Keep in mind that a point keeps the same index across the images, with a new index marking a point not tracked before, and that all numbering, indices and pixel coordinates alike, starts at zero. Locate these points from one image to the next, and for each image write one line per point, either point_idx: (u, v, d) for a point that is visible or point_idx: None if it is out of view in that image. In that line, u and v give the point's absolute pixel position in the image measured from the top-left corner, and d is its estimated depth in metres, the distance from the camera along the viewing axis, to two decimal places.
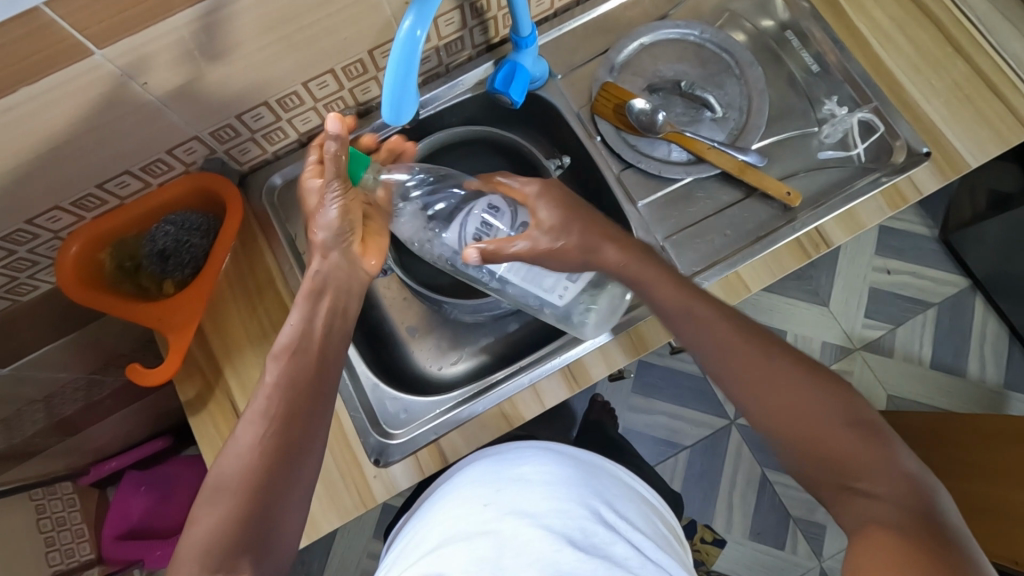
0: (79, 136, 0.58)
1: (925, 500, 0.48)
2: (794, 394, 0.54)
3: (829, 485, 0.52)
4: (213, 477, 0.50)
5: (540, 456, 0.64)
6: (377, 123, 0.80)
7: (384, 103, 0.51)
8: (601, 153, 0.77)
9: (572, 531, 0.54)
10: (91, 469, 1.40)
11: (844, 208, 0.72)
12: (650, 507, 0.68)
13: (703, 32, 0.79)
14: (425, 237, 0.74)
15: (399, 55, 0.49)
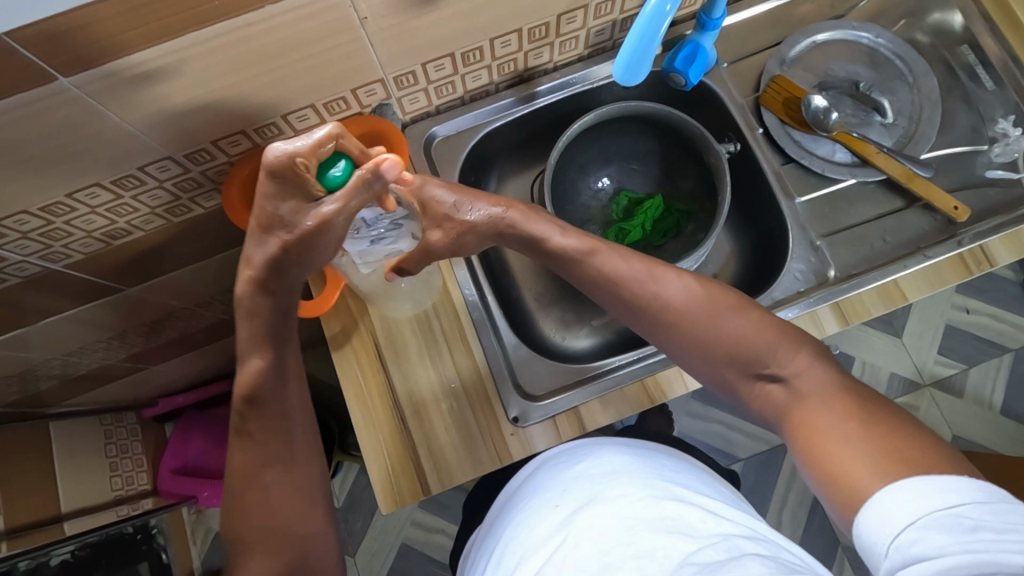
0: (289, 61, 0.60)
1: (826, 367, 0.57)
2: (688, 299, 0.62)
3: (745, 377, 0.60)
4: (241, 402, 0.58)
5: (593, 452, 0.66)
6: (537, 90, 0.80)
7: (618, 67, 0.53)
8: (762, 146, 0.77)
9: (642, 511, 0.55)
10: (158, 402, 1.43)
11: (1011, 228, 0.71)
12: (713, 476, 0.70)
13: (878, 36, 0.78)
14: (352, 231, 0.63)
15: (642, 27, 0.51)
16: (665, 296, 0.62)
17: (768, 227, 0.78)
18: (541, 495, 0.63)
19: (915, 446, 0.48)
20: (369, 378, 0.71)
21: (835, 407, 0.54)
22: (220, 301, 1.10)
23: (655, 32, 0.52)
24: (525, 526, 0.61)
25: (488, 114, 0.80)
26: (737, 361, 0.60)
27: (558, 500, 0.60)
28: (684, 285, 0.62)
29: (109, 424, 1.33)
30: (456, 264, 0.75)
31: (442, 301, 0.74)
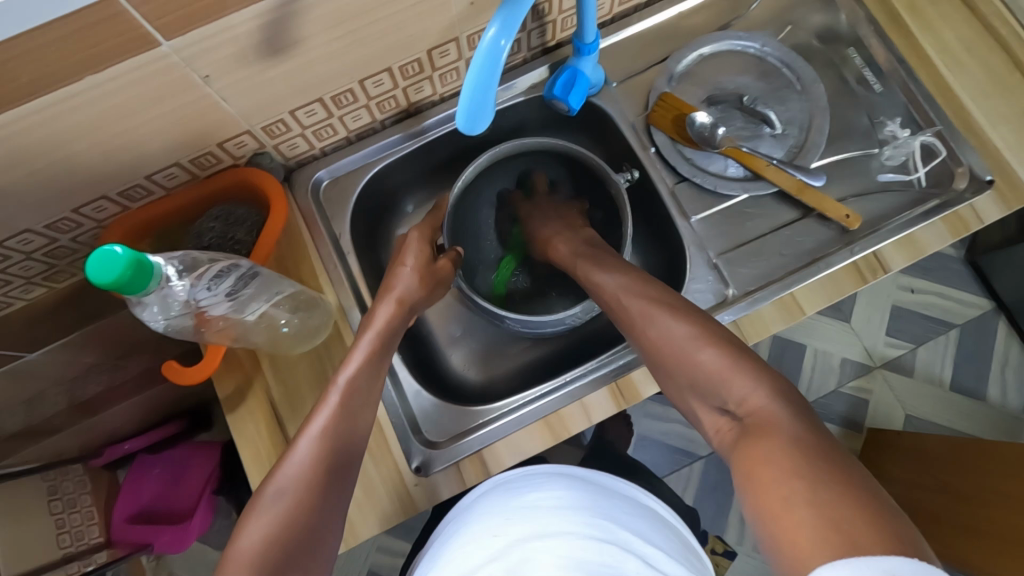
0: (135, 125, 0.57)
1: (785, 404, 0.49)
2: (698, 336, 0.57)
3: (708, 408, 0.55)
4: (274, 482, 0.54)
5: (550, 482, 0.62)
6: (424, 125, 0.78)
7: (460, 112, 0.49)
8: (656, 165, 0.76)
9: (583, 555, 0.52)
10: (104, 450, 1.31)
11: (903, 233, 0.70)
12: (669, 526, 0.66)
13: (764, 45, 0.77)
14: (188, 302, 0.55)
15: (481, 64, 0.47)
16: (668, 335, 0.59)
17: (671, 246, 0.77)
18: (483, 519, 0.59)
19: (865, 522, 0.38)
20: (266, 439, 0.69)
21: (781, 444, 0.45)
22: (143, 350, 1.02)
23: (496, 71, 0.48)
24: (461, 549, 0.57)
25: (377, 151, 0.78)
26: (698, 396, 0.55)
27: (496, 530, 0.56)
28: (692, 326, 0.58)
29: (53, 479, 1.20)
30: (349, 310, 0.73)
31: (338, 352, 0.71)
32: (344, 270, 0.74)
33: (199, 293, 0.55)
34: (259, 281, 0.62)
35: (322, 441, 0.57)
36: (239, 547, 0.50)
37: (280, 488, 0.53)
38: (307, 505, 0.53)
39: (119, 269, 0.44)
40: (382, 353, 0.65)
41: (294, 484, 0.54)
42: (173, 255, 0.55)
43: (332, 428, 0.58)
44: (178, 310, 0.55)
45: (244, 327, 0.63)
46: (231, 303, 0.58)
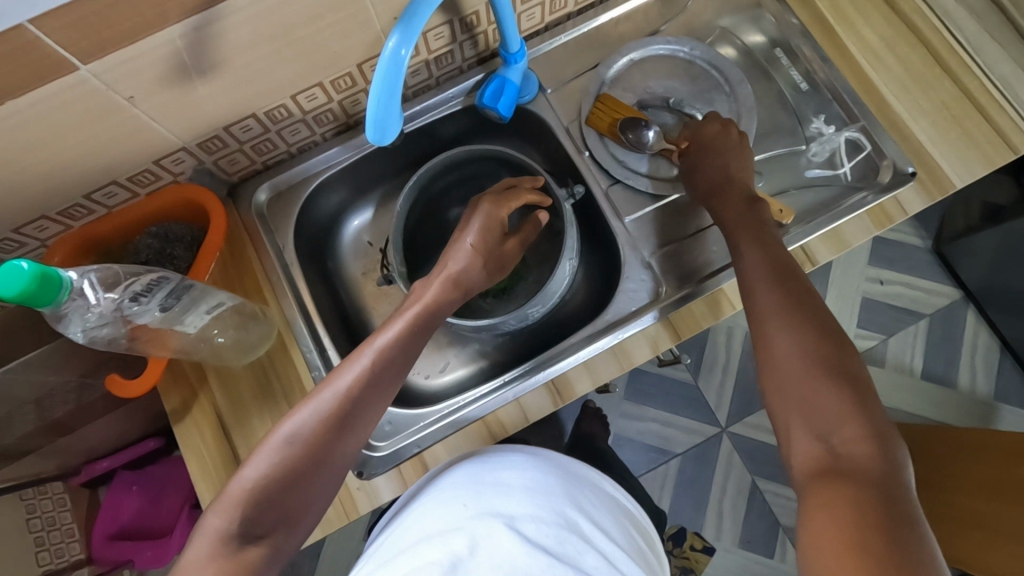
0: (65, 147, 0.58)
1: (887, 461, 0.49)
2: (806, 348, 0.56)
3: (805, 432, 0.53)
4: (283, 429, 0.55)
5: (525, 461, 0.63)
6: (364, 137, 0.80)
7: (368, 123, 0.51)
8: (590, 168, 0.78)
9: (543, 541, 0.53)
10: (82, 469, 1.32)
11: (829, 227, 0.72)
12: (629, 517, 0.67)
13: (692, 49, 0.80)
14: (108, 314, 0.57)
15: (383, 75, 0.48)
16: (777, 340, 0.57)
17: (607, 246, 0.79)
18: (450, 490, 0.60)
19: None
20: (212, 449, 0.70)
21: (857, 493, 0.46)
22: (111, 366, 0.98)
23: (398, 82, 0.50)
24: (431, 509, 0.58)
25: (320, 164, 0.80)
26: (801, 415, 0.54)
27: (468, 499, 0.57)
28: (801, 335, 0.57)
29: (31, 499, 1.23)
30: (293, 320, 0.74)
31: (281, 361, 0.73)
32: (288, 282, 0.76)
33: (119, 303, 0.57)
34: (193, 294, 0.64)
35: (337, 402, 0.56)
36: (239, 481, 0.53)
37: (290, 436, 0.54)
38: (308, 459, 0.54)
39: (24, 281, 0.45)
40: (417, 331, 0.63)
41: (304, 436, 0.54)
42: (93, 267, 0.57)
43: (359, 392, 0.57)
44: (101, 321, 0.57)
45: (184, 339, 0.65)
46: (161, 314, 0.60)
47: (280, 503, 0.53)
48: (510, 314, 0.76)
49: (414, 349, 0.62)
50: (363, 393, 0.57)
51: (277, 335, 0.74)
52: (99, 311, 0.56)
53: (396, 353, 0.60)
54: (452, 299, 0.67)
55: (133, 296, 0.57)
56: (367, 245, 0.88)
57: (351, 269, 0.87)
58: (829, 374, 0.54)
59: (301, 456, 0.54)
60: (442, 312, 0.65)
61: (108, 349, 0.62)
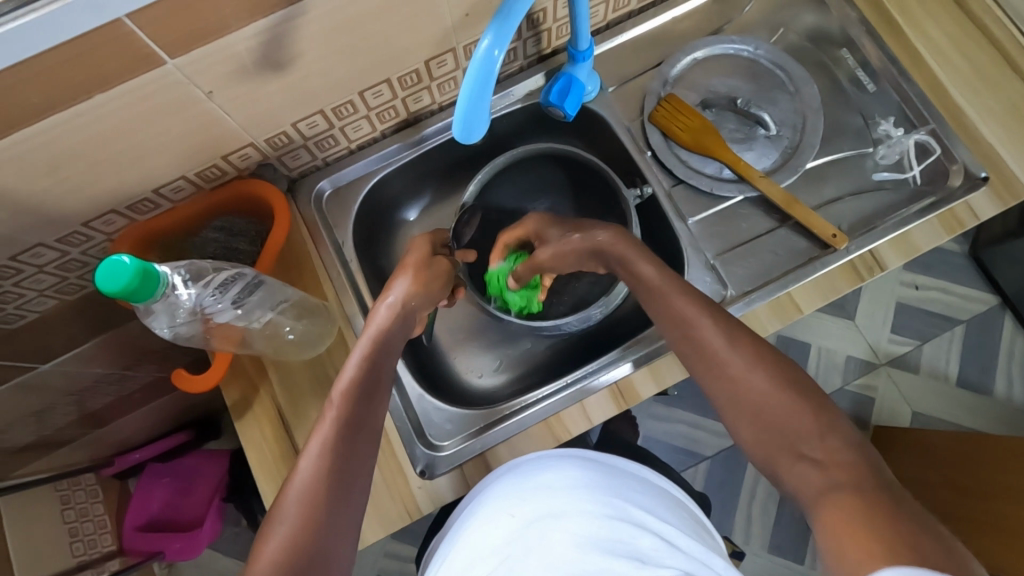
0: (140, 141, 0.58)
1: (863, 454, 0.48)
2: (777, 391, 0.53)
3: (787, 455, 0.51)
4: (279, 503, 0.52)
5: (564, 462, 0.61)
6: (423, 134, 0.79)
7: (456, 121, 0.51)
8: (653, 168, 0.77)
9: (595, 533, 0.51)
10: (115, 460, 1.31)
11: (898, 230, 0.71)
12: (681, 503, 0.63)
13: (757, 48, 0.80)
14: (192, 310, 0.57)
15: (475, 75, 0.48)
16: (737, 382, 0.55)
17: (668, 248, 0.78)
18: (489, 508, 0.58)
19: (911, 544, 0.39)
20: (273, 444, 0.70)
21: (866, 495, 0.44)
22: (152, 359, 0.98)
23: (490, 82, 0.49)
24: (480, 529, 0.57)
25: (377, 161, 0.80)
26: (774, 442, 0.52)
27: (514, 509, 0.56)
28: (769, 378, 0.54)
29: (66, 489, 1.22)
30: (354, 318, 0.74)
31: (343, 359, 0.72)
32: (348, 279, 0.76)
33: (203, 299, 0.57)
34: (265, 289, 0.64)
35: (320, 453, 0.54)
36: (256, 564, 0.48)
37: (283, 511, 0.51)
38: (312, 521, 0.50)
39: (127, 277, 0.45)
40: (378, 358, 0.62)
41: (298, 501, 0.51)
42: (178, 264, 0.57)
43: (337, 433, 0.56)
44: (185, 318, 0.57)
45: (251, 335, 0.65)
46: (237, 311, 0.60)
47: (308, 572, 0.48)
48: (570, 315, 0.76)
49: (373, 379, 0.61)
50: (339, 438, 0.55)
51: (338, 333, 0.73)
52: (184, 308, 0.56)
53: (360, 386, 0.59)
54: (403, 328, 0.66)
55: (214, 291, 0.57)
56: None
57: (402, 265, 0.88)
58: (792, 397, 0.53)
59: (303, 525, 0.50)
60: (398, 339, 0.65)
61: (183, 343, 0.62)
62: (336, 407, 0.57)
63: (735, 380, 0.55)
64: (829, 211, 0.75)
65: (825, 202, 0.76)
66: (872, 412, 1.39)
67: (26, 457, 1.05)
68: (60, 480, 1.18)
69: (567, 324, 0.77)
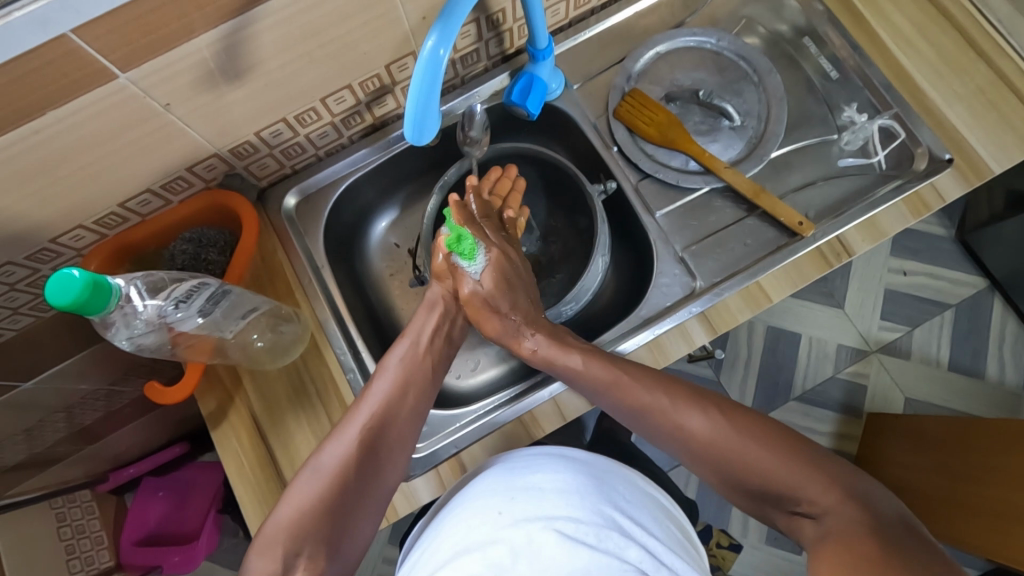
0: (103, 155, 0.59)
1: (856, 504, 0.51)
2: (720, 433, 0.58)
3: (780, 509, 0.56)
4: (312, 462, 0.57)
5: (556, 463, 0.60)
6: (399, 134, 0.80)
7: (407, 123, 0.51)
8: (618, 163, 0.78)
9: (583, 540, 0.51)
10: (109, 476, 1.32)
11: (865, 216, 0.71)
12: (665, 511, 0.63)
13: (719, 40, 0.80)
14: (151, 320, 0.57)
15: (423, 75, 0.48)
16: (691, 436, 0.59)
17: (637, 242, 0.79)
18: (488, 493, 0.57)
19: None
20: (249, 451, 0.70)
21: (869, 543, 0.47)
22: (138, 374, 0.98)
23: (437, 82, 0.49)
24: (462, 527, 0.55)
25: (347, 167, 0.80)
26: (769, 500, 0.56)
27: (504, 506, 0.55)
28: (711, 422, 0.59)
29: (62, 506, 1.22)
30: (326, 323, 0.74)
31: (316, 365, 0.73)
32: (320, 286, 0.76)
33: (161, 309, 0.57)
34: (231, 299, 0.64)
35: (356, 440, 0.58)
36: (276, 516, 0.53)
37: (316, 465, 0.56)
38: (340, 481, 0.55)
39: (77, 290, 0.46)
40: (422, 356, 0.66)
41: (331, 465, 0.56)
42: (137, 276, 0.57)
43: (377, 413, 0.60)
44: (143, 328, 0.57)
45: (222, 342, 0.66)
46: (201, 319, 0.60)
47: (325, 528, 0.53)
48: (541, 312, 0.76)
49: (413, 386, 0.64)
50: (375, 428, 0.59)
51: (311, 339, 0.74)
52: (141, 317, 0.56)
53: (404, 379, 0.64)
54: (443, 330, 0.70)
55: (173, 300, 0.57)
56: (394, 246, 0.89)
57: (379, 270, 0.88)
58: (758, 442, 0.57)
59: (331, 488, 0.55)
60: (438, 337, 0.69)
61: (150, 355, 0.62)
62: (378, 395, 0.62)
63: (685, 431, 0.60)
64: (797, 198, 0.75)
65: (792, 189, 0.76)
66: (863, 400, 1.39)
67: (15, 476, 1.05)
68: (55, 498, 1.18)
69: (540, 320, 0.77)
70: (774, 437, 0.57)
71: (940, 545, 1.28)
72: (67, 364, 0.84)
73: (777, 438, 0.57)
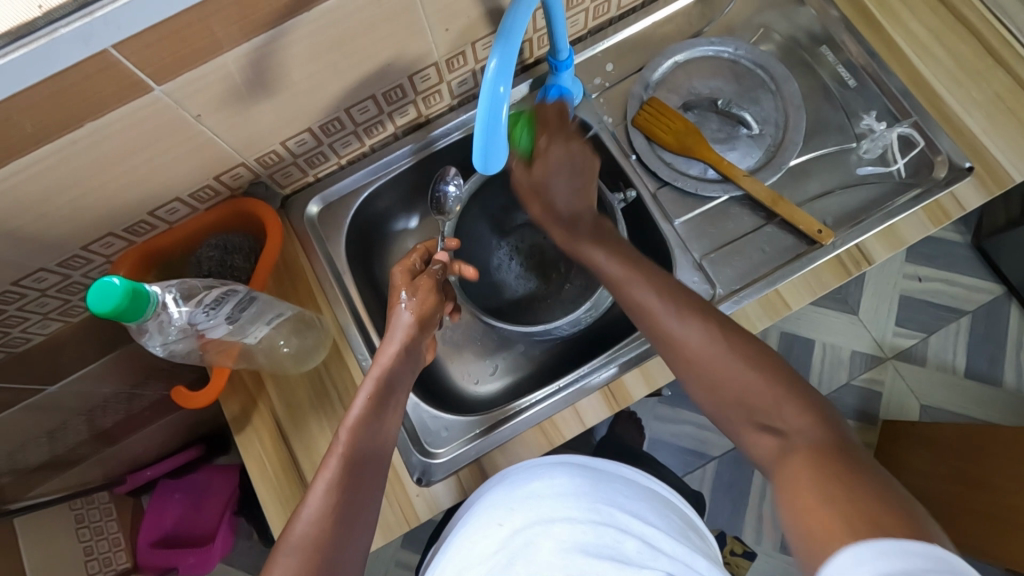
0: (135, 164, 0.60)
1: (830, 429, 0.50)
2: (712, 347, 0.58)
3: (748, 423, 0.55)
4: (283, 542, 0.52)
5: (553, 469, 0.61)
6: (431, 136, 0.81)
7: (475, 153, 0.52)
8: (637, 171, 0.79)
9: (581, 539, 0.51)
10: (128, 478, 1.33)
11: (885, 224, 0.71)
12: (668, 505, 0.63)
13: (737, 49, 0.81)
14: (184, 327, 0.58)
15: (486, 109, 0.49)
16: (685, 347, 0.59)
17: (656, 249, 0.79)
18: (491, 506, 0.59)
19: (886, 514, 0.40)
20: (272, 455, 0.71)
21: (819, 454, 0.47)
22: (158, 378, 1.00)
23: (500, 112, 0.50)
24: (470, 539, 0.57)
25: (368, 174, 0.82)
26: (730, 401, 0.56)
27: (503, 518, 0.56)
28: (707, 334, 0.59)
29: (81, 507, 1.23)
30: (348, 330, 0.75)
31: (339, 370, 0.74)
32: (343, 293, 0.77)
33: (194, 317, 0.58)
34: (257, 305, 0.65)
35: (328, 509, 0.53)
36: None
37: (289, 548, 0.51)
38: (317, 563, 0.50)
39: (117, 298, 0.47)
40: (383, 397, 0.61)
41: (305, 541, 0.51)
42: (171, 283, 0.58)
43: (343, 474, 0.56)
44: (175, 334, 0.58)
45: (249, 348, 0.67)
46: (229, 326, 0.61)
47: None
48: (561, 319, 0.77)
49: (376, 438, 0.59)
50: (346, 491, 0.55)
51: (335, 345, 0.75)
52: (173, 325, 0.57)
53: (366, 429, 0.59)
54: (407, 366, 0.65)
55: (205, 307, 0.59)
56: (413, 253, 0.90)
57: None
58: (748, 363, 0.56)
59: (309, 567, 0.50)
60: (403, 375, 0.64)
61: (181, 360, 0.64)
62: (343, 447, 0.57)
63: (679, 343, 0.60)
64: (815, 206, 0.76)
65: (811, 198, 0.76)
66: (879, 408, 1.38)
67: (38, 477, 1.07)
68: (74, 499, 1.20)
69: (561, 327, 0.77)
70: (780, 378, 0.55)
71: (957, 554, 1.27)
72: (92, 368, 0.85)
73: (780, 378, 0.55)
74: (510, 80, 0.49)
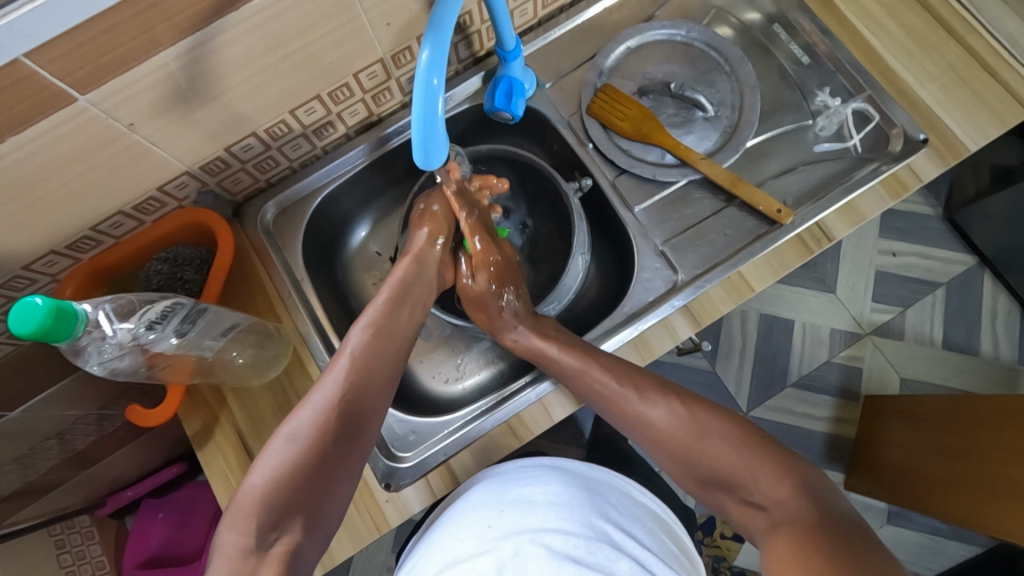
0: (69, 179, 0.58)
1: (806, 499, 0.53)
2: (679, 424, 0.61)
3: (730, 497, 0.58)
4: (286, 428, 0.56)
5: (547, 475, 0.59)
6: (385, 134, 0.80)
7: (414, 150, 0.51)
8: (594, 160, 0.78)
9: (573, 552, 0.50)
10: (108, 500, 1.31)
11: (844, 200, 0.70)
12: (661, 522, 0.62)
13: (689, 32, 0.80)
14: (127, 343, 0.56)
15: (420, 104, 0.47)
16: (653, 427, 0.62)
17: (619, 238, 0.78)
18: (475, 507, 0.57)
19: None
20: (237, 470, 0.70)
21: (803, 535, 0.49)
22: (128, 397, 0.97)
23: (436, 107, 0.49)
24: (453, 540, 0.55)
25: (324, 177, 0.80)
26: (721, 487, 0.58)
27: (493, 519, 0.54)
28: (671, 413, 0.62)
29: (61, 533, 1.19)
30: (308, 336, 0.74)
31: (300, 378, 0.72)
32: (301, 299, 0.76)
33: (135, 332, 0.56)
34: (208, 317, 0.64)
35: (333, 401, 0.57)
36: (247, 488, 0.52)
37: (292, 432, 0.55)
38: (316, 446, 0.55)
39: (40, 317, 0.45)
40: (395, 307, 0.67)
41: (307, 429, 0.55)
42: (107, 299, 0.57)
43: (352, 374, 0.60)
44: (117, 351, 0.56)
45: (202, 362, 0.65)
46: (177, 340, 0.60)
47: (299, 496, 0.53)
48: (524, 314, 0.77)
49: (388, 342, 0.64)
50: (353, 385, 0.59)
51: (295, 355, 0.73)
52: (114, 342, 0.56)
53: (376, 337, 0.63)
54: (417, 278, 0.70)
55: (149, 321, 0.57)
56: (376, 254, 0.89)
57: (362, 279, 0.88)
58: (727, 441, 0.59)
59: (307, 451, 0.54)
60: (415, 289, 0.69)
61: (128, 379, 0.62)
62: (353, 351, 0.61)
63: (648, 422, 0.62)
64: (775, 185, 0.75)
65: (771, 177, 0.76)
66: (860, 384, 1.38)
67: (10, 506, 1.04)
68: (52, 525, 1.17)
69: None
70: (746, 439, 0.59)
71: (942, 523, 1.28)
72: (53, 391, 0.83)
73: (746, 438, 0.59)
74: (444, 73, 0.48)
